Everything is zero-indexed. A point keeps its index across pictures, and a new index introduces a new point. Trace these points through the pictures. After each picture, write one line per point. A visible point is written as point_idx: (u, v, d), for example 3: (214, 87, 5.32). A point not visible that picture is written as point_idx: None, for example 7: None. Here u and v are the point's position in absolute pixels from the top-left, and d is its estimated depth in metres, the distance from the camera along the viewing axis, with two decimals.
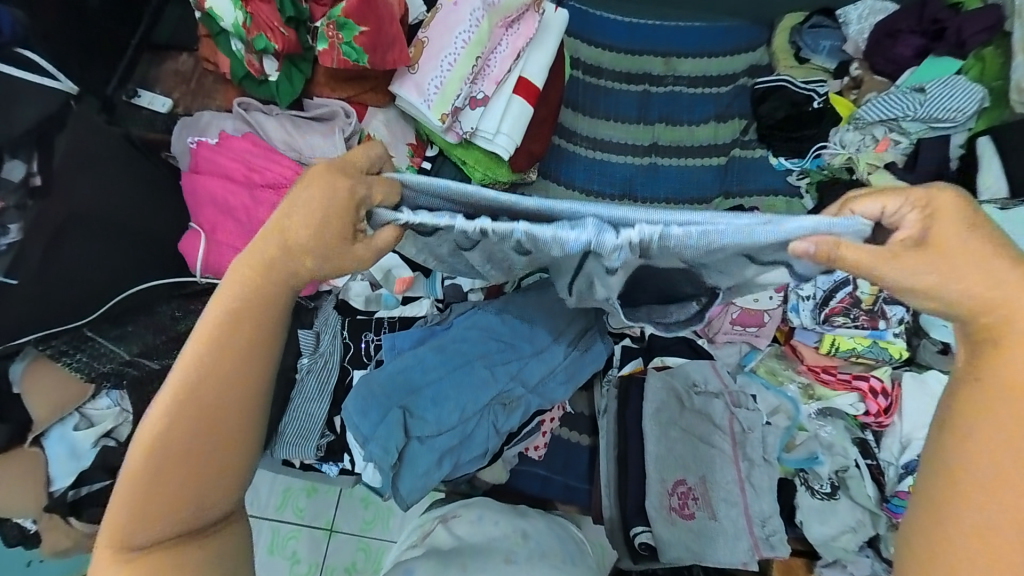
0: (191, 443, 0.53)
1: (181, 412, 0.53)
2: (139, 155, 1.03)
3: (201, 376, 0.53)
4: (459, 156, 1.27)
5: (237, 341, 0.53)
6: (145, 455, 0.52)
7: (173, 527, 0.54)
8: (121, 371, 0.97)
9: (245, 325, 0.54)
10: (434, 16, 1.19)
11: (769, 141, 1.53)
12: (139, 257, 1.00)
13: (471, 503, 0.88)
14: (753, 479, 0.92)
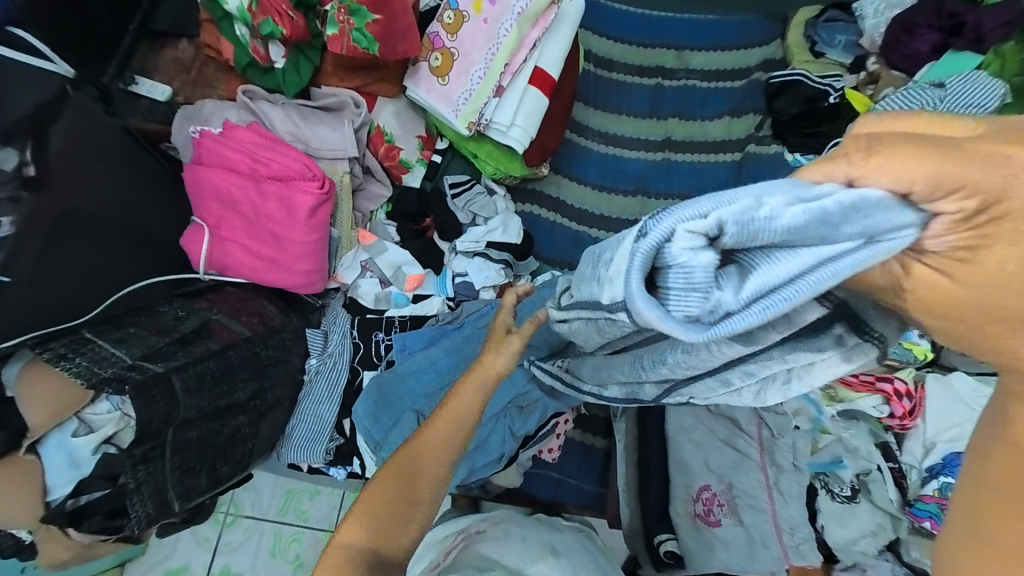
0: (424, 446, 0.70)
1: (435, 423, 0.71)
2: (129, 150, 0.98)
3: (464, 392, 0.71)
4: (472, 150, 1.24)
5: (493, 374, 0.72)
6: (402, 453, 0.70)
7: (379, 520, 0.67)
8: (123, 375, 0.72)
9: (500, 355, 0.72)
10: (460, 23, 1.15)
11: (785, 135, 1.49)
12: (135, 255, 0.97)
13: (497, 518, 0.86)
14: (780, 485, 0.85)
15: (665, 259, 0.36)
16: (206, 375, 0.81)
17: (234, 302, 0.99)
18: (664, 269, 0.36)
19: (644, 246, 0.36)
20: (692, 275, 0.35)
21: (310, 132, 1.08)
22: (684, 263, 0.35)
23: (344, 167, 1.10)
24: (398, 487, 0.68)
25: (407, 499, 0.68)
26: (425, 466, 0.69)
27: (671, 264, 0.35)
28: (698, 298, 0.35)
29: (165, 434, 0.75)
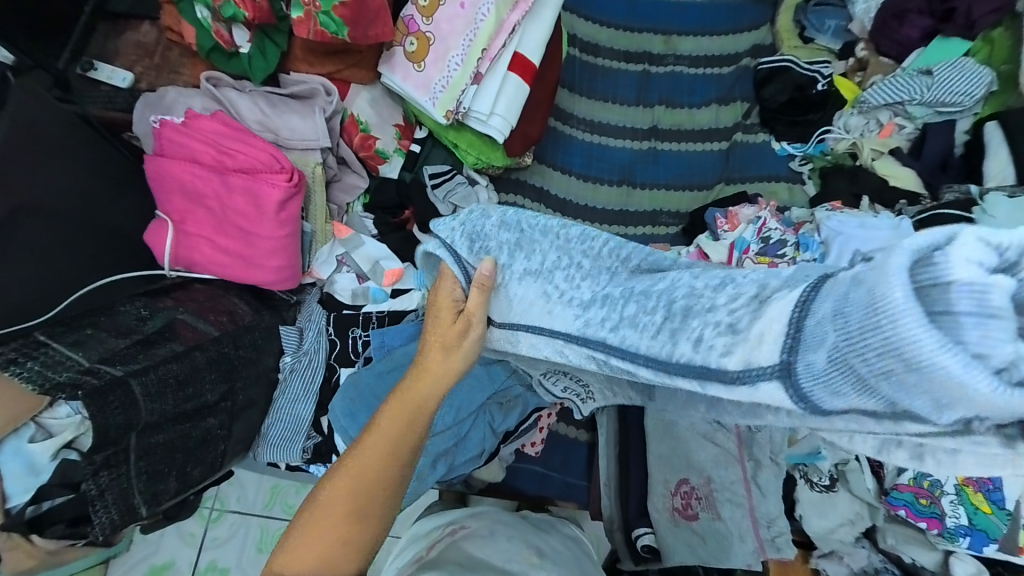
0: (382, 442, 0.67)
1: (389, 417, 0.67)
2: (84, 139, 0.93)
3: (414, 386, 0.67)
4: (451, 139, 1.21)
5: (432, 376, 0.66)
6: (362, 447, 0.67)
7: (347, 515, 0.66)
8: (78, 380, 0.68)
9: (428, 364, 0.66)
10: (437, 5, 1.10)
11: (772, 124, 1.48)
12: (95, 250, 0.93)
13: (484, 518, 0.86)
14: (759, 479, 0.83)
15: (948, 272, 0.32)
16: (169, 379, 0.78)
17: (202, 299, 0.95)
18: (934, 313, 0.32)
19: (899, 289, 0.32)
20: (992, 302, 0.31)
21: (279, 121, 1.03)
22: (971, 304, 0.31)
23: (316, 158, 1.06)
24: (362, 484, 0.66)
25: (372, 495, 0.67)
26: (383, 462, 0.67)
27: (959, 278, 0.32)
28: (1003, 347, 0.31)
29: (127, 440, 0.71)
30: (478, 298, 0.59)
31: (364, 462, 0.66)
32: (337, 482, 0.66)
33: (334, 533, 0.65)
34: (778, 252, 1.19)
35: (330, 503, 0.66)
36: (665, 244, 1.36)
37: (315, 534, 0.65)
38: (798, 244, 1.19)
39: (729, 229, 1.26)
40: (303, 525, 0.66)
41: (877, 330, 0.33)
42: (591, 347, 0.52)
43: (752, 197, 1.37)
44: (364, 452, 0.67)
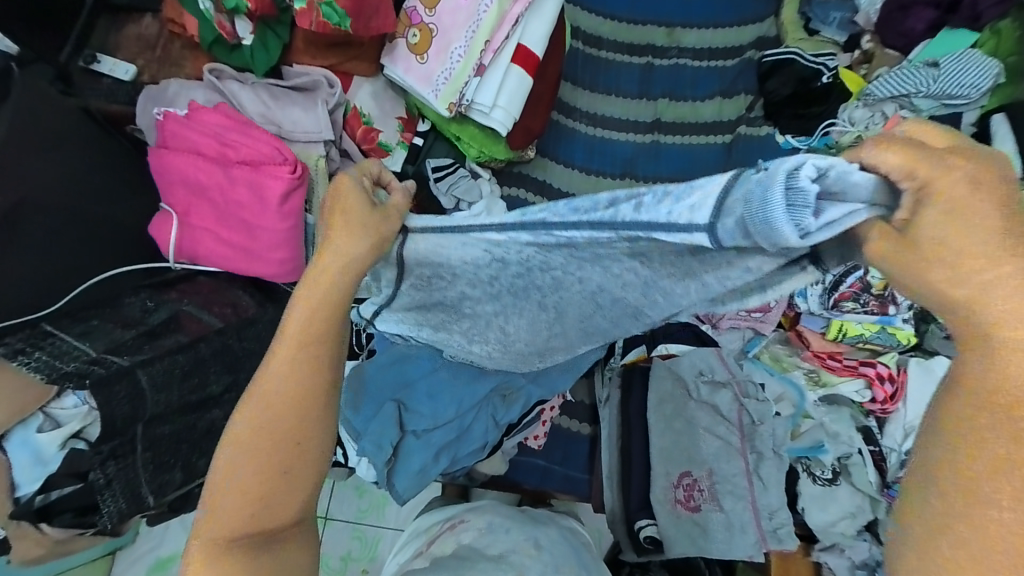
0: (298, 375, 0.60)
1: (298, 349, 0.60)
2: (81, 132, 0.92)
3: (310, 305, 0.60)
4: (454, 132, 1.21)
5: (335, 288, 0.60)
6: (272, 386, 0.60)
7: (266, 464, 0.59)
8: (85, 370, 0.69)
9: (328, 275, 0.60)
10: None
11: (776, 117, 1.47)
12: (98, 244, 0.93)
13: (482, 510, 0.86)
14: (761, 472, 0.86)
15: (793, 176, 0.43)
16: (175, 370, 0.79)
17: (207, 292, 0.95)
18: (789, 200, 0.42)
19: (776, 183, 0.43)
20: (813, 190, 0.42)
21: (281, 113, 1.03)
22: (805, 196, 0.42)
23: (319, 151, 1.06)
24: (280, 428, 0.60)
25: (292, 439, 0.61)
26: (300, 395, 0.61)
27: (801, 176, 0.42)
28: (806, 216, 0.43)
29: (134, 430, 0.73)
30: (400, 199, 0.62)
31: (276, 403, 0.60)
32: (248, 429, 0.60)
33: (253, 489, 0.59)
34: None
35: (243, 453, 0.59)
36: None
37: (231, 490, 0.59)
38: None
39: None
40: (218, 484, 0.59)
41: (762, 215, 0.43)
42: (530, 232, 0.59)
43: None
44: (277, 392, 0.60)
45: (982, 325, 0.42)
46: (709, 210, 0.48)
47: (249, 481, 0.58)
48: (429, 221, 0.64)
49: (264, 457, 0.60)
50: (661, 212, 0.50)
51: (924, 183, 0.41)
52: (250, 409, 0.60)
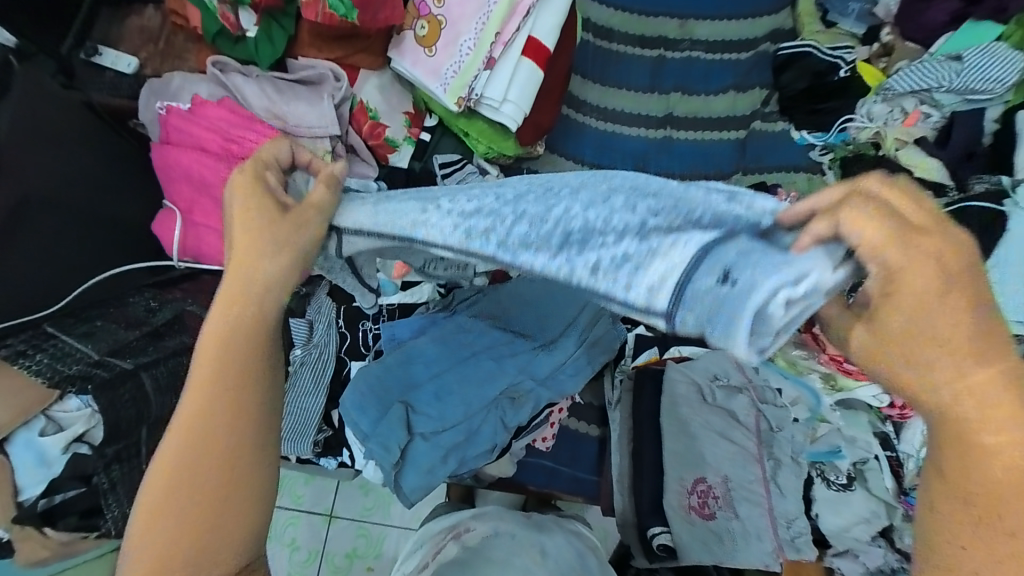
0: (217, 411, 0.53)
1: (215, 380, 0.53)
2: (73, 129, 0.90)
3: (227, 330, 0.53)
4: (462, 127, 1.18)
5: (249, 311, 0.53)
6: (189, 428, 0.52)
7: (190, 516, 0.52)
8: (88, 374, 0.66)
9: (246, 297, 0.53)
10: None
11: (791, 112, 1.43)
12: (100, 241, 0.90)
13: (487, 517, 0.85)
14: (778, 479, 0.84)
15: (769, 302, 0.40)
16: (181, 372, 0.76)
17: (211, 291, 0.93)
18: (755, 321, 0.41)
19: (759, 296, 0.40)
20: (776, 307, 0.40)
21: (287, 108, 1.01)
22: (769, 323, 0.41)
23: (325, 147, 1.03)
24: (203, 473, 0.53)
25: (218, 495, 0.53)
26: (221, 421, 0.53)
27: (771, 292, 0.40)
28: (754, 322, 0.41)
29: (139, 433, 0.71)
30: (322, 192, 0.54)
31: (196, 448, 0.53)
32: (168, 484, 0.52)
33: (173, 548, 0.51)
34: None
35: (166, 511, 0.52)
36: None
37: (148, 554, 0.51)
38: None
39: None
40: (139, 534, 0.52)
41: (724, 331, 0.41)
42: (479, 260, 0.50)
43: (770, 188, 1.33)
44: (196, 432, 0.53)
45: (966, 424, 0.42)
46: (666, 294, 0.44)
47: (175, 543, 0.51)
48: (362, 222, 0.55)
49: (204, 462, 0.52)
50: (602, 284, 0.45)
51: (891, 272, 0.40)
52: (167, 460, 0.53)
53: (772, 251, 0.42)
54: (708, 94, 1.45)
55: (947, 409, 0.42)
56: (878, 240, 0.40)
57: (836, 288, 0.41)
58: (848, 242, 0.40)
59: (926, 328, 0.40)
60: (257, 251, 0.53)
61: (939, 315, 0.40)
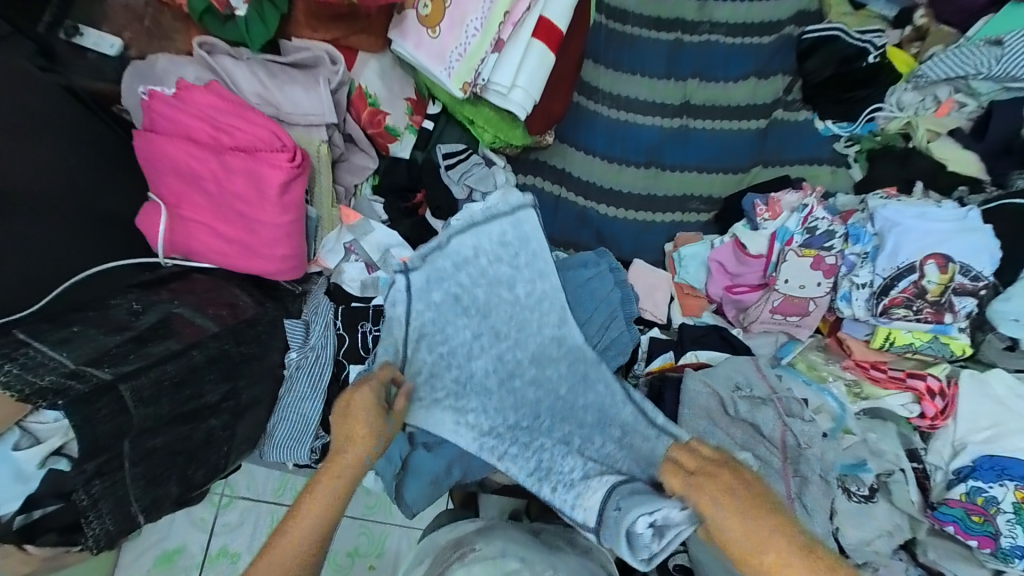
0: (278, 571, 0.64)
1: (300, 535, 0.65)
2: (42, 121, 0.84)
3: (321, 498, 0.68)
4: (468, 115, 1.11)
5: (341, 472, 0.71)
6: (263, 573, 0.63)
7: None
8: (62, 386, 0.61)
9: (339, 474, 0.70)
10: None
11: (816, 100, 1.34)
12: (81, 236, 0.85)
13: (492, 537, 0.77)
14: (805, 499, 0.81)
15: (637, 531, 0.71)
16: (165, 382, 0.70)
17: (202, 291, 0.87)
18: (635, 543, 0.71)
19: (632, 525, 0.70)
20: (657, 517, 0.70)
21: (280, 94, 0.94)
22: (646, 538, 0.71)
23: (321, 136, 0.96)
24: None
25: None
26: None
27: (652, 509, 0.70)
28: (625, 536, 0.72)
29: (121, 445, 0.65)
30: (401, 404, 0.81)
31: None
32: None
33: None
34: (824, 245, 1.08)
35: None
36: (696, 233, 1.26)
37: None
38: (846, 235, 1.08)
39: (769, 217, 1.15)
40: None
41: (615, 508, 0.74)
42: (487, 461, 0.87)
43: (794, 182, 1.25)
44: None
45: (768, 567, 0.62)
46: (592, 519, 0.76)
47: None
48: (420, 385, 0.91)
49: None
50: (558, 498, 0.81)
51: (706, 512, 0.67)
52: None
53: (655, 496, 0.72)
54: (727, 80, 1.37)
55: (746, 559, 0.64)
56: (696, 487, 0.68)
57: (686, 518, 0.70)
58: (682, 500, 0.69)
59: (745, 539, 0.64)
60: (361, 423, 0.74)
61: (736, 520, 0.64)
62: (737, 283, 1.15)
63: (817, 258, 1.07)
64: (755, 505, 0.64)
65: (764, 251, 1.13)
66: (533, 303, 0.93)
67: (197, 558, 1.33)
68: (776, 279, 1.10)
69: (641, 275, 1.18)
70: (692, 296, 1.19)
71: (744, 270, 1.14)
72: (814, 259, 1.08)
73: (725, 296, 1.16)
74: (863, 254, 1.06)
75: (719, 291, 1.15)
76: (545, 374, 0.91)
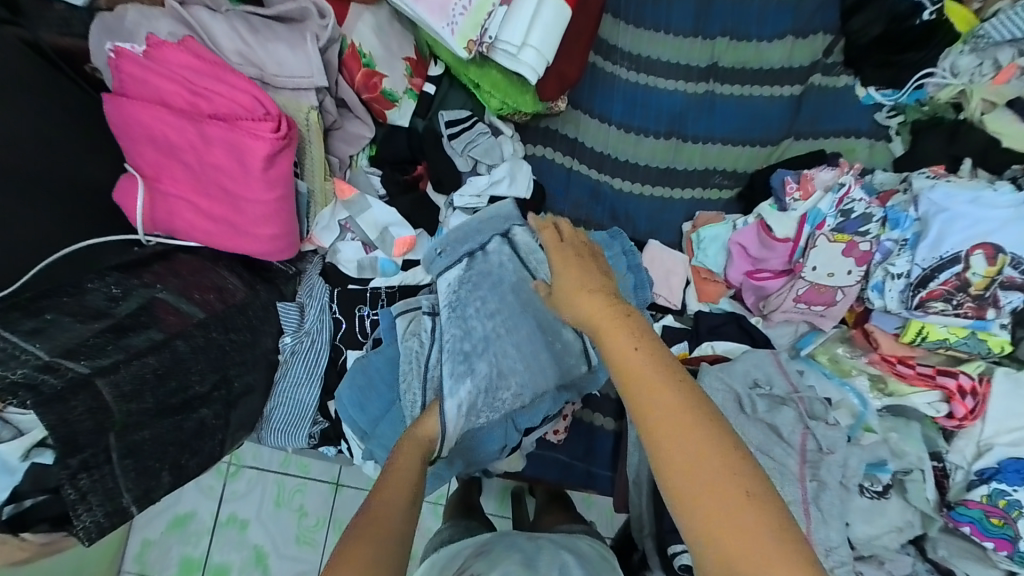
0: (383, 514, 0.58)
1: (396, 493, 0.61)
2: (14, 78, 0.75)
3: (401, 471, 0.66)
4: (473, 78, 1.01)
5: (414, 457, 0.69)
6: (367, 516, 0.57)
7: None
8: (32, 381, 0.56)
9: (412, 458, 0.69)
10: None
11: (859, 65, 1.20)
12: (59, 206, 0.78)
13: (496, 563, 0.66)
14: (821, 504, 0.78)
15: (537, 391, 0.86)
16: (147, 374, 0.67)
17: (187, 273, 0.82)
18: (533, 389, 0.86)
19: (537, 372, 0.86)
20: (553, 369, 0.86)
21: (264, 53, 0.84)
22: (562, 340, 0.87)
23: (310, 102, 0.87)
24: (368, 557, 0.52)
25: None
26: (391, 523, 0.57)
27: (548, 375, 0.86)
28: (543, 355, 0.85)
29: (106, 440, 0.61)
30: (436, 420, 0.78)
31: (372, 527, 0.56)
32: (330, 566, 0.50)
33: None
34: (859, 230, 1.00)
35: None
36: (717, 212, 1.17)
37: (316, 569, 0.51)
38: (884, 220, 1.00)
39: (799, 196, 1.05)
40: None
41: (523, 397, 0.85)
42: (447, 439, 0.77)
43: (831, 157, 1.14)
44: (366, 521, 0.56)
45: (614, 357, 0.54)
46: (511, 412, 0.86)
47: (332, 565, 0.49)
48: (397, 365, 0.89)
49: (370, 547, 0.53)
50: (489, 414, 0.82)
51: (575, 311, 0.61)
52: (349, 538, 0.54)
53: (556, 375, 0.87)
54: (761, 39, 1.23)
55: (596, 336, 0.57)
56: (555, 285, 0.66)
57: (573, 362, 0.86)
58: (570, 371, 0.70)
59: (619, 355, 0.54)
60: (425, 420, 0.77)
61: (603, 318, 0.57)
62: (759, 269, 1.07)
63: (850, 244, 0.99)
64: (604, 299, 0.59)
65: (790, 235, 1.05)
66: (526, 330, 0.86)
67: (207, 524, 1.34)
68: (802, 266, 1.02)
69: (655, 259, 1.10)
70: (710, 282, 1.11)
71: (769, 254, 1.05)
72: (846, 244, 1.00)
73: (746, 282, 1.08)
74: (902, 240, 0.98)
75: (740, 277, 1.07)
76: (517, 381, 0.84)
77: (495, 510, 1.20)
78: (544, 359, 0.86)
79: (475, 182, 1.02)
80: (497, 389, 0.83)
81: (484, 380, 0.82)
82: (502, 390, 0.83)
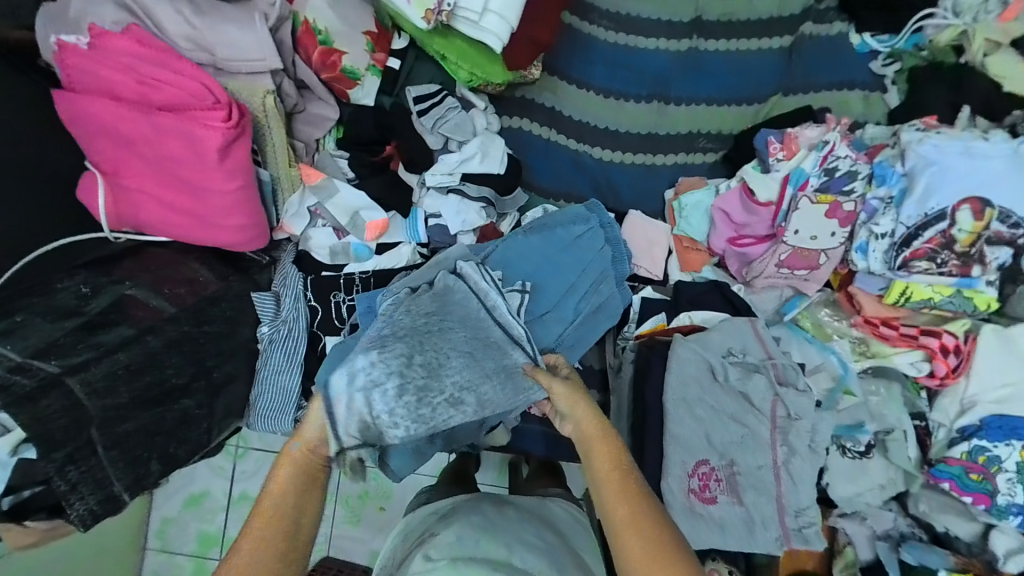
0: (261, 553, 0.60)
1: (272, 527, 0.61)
2: None
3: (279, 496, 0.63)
4: (438, 49, 0.97)
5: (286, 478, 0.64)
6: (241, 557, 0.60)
7: None
8: (4, 381, 0.59)
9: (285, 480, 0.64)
10: None
11: (853, 8, 1.12)
12: (27, 205, 0.79)
13: (454, 522, 0.68)
14: (792, 468, 0.80)
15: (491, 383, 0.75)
16: (119, 371, 0.69)
17: (159, 268, 0.83)
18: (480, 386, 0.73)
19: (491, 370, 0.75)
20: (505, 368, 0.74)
21: (213, 35, 0.80)
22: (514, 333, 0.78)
23: (266, 85, 0.84)
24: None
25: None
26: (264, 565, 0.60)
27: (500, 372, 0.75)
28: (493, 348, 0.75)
29: (87, 434, 0.63)
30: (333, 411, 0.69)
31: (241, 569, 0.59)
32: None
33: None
34: (844, 189, 0.96)
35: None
36: (700, 177, 1.13)
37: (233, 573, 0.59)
38: (870, 176, 0.95)
39: (783, 157, 1.01)
40: None
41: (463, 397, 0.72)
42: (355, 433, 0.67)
43: (819, 113, 1.09)
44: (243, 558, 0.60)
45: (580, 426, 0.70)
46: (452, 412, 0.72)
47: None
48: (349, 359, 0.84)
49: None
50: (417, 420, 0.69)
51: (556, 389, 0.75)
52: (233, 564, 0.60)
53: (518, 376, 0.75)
54: None
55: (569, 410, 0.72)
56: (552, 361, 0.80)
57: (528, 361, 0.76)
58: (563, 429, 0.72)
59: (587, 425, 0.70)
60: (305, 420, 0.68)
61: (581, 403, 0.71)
62: (742, 234, 1.04)
63: (834, 204, 0.96)
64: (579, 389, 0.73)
65: (773, 198, 1.01)
66: (475, 318, 0.78)
67: (221, 501, 1.41)
68: (785, 230, 0.99)
69: (636, 230, 1.08)
70: (693, 250, 1.09)
71: (752, 219, 1.02)
72: (830, 205, 0.96)
73: (728, 249, 1.05)
74: (888, 198, 0.94)
75: (723, 244, 1.05)
76: (453, 378, 0.72)
77: (492, 481, 1.24)
78: (488, 354, 0.75)
79: (446, 159, 1.00)
80: (429, 393, 0.70)
81: (412, 378, 0.70)
82: (433, 396, 0.70)
